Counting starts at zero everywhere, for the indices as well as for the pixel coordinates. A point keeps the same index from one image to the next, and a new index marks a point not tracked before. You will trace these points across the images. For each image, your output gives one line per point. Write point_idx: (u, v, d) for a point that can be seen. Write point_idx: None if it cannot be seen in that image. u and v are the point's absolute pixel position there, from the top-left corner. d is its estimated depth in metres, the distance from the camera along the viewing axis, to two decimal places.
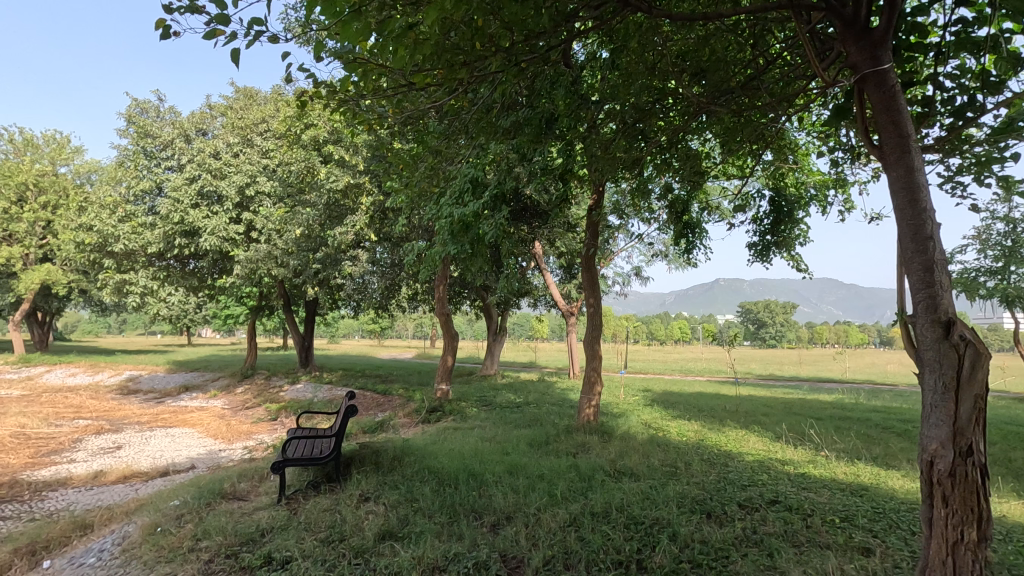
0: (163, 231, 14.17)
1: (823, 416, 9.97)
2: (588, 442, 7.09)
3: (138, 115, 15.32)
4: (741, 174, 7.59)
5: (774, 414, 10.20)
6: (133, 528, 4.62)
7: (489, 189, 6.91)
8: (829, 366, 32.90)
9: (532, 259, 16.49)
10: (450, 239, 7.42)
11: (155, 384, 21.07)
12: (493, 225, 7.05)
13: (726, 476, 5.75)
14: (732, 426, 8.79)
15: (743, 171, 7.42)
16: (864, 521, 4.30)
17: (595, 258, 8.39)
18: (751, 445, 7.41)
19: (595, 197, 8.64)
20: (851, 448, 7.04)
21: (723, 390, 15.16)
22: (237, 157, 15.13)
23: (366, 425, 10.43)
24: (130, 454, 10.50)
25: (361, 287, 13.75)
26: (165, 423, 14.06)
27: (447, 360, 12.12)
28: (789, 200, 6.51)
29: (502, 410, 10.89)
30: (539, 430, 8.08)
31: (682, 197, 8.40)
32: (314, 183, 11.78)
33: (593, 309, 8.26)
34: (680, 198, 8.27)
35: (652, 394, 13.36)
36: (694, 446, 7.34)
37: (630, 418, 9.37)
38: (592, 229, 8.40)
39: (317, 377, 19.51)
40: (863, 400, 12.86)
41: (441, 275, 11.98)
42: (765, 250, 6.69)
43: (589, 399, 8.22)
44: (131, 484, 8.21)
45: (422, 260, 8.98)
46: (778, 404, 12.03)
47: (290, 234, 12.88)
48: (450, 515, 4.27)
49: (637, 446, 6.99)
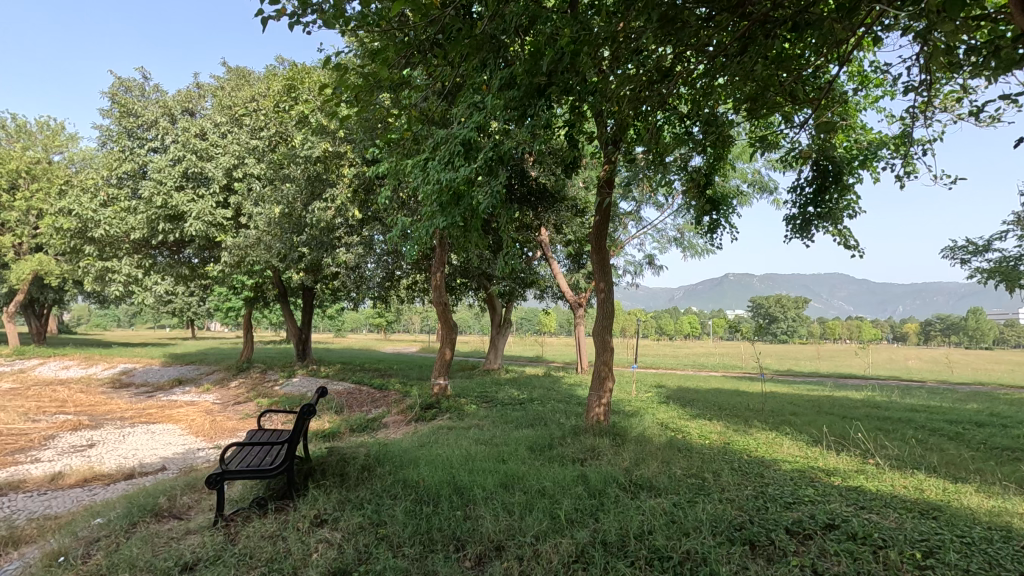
0: (146, 215, 13.33)
1: (859, 416, 8.97)
2: (599, 446, 6.14)
3: (122, 93, 14.53)
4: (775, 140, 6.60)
5: (804, 413, 9.22)
6: (40, 554, 3.75)
7: (483, 151, 5.94)
8: (847, 362, 31.70)
9: (538, 247, 15.64)
10: (437, 211, 6.52)
11: (148, 377, 20.36)
12: (487, 193, 6.06)
13: (764, 490, 4.80)
14: (760, 427, 7.82)
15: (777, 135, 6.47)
16: (954, 557, 3.37)
17: (607, 235, 7.35)
18: (786, 450, 6.46)
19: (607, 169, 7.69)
20: (903, 455, 6.07)
21: (741, 387, 14.19)
22: (224, 137, 14.29)
23: (354, 423, 9.54)
24: (103, 452, 9.75)
25: (354, 274, 12.89)
26: (150, 419, 13.30)
27: (445, 353, 11.21)
28: (837, 162, 5.48)
29: (504, 407, 9.99)
30: (543, 431, 7.16)
31: (705, 168, 7.45)
32: (295, 157, 10.90)
33: (604, 296, 7.32)
34: (703, 170, 7.33)
35: (667, 390, 12.45)
36: (720, 451, 6.38)
37: (645, 417, 8.43)
38: (604, 204, 7.38)
39: (313, 371, 18.70)
40: (895, 398, 11.83)
41: (438, 259, 11.04)
42: (806, 225, 5.69)
43: (598, 397, 7.22)
44: (89, 489, 7.37)
45: (411, 240, 8.08)
46: (805, 401, 11.04)
47: (275, 216, 12.00)
48: (424, 546, 3.37)
49: (654, 451, 6.04)
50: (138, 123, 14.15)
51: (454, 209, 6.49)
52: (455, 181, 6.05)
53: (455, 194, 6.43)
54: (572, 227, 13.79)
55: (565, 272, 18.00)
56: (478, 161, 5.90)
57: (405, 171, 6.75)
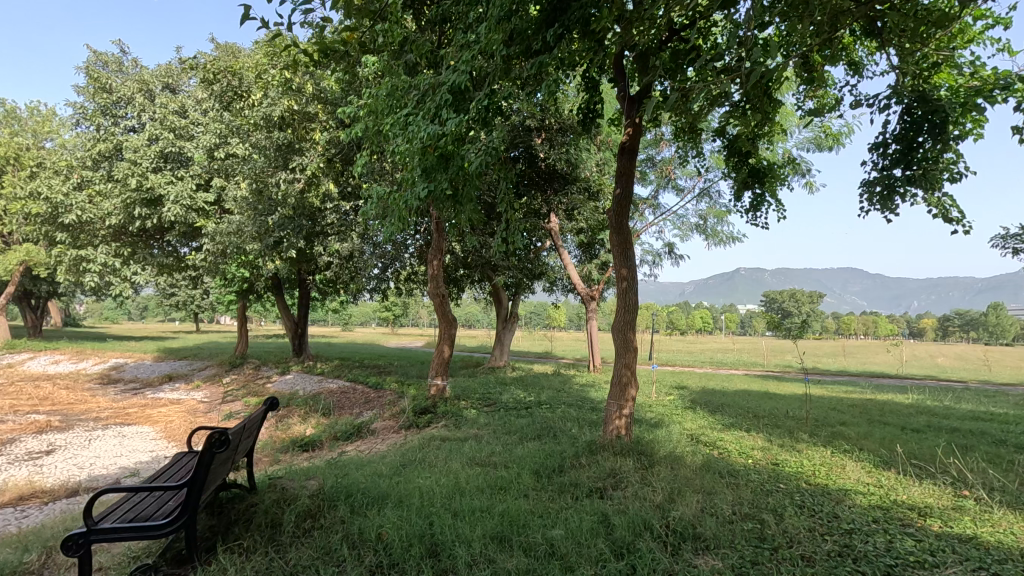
0: (121, 199, 12.26)
1: (922, 428, 7.68)
2: (620, 470, 4.93)
3: (99, 68, 13.63)
4: (864, 56, 5.41)
5: (855, 423, 7.92)
6: None
7: (475, 99, 4.76)
8: (871, 360, 30.09)
9: (547, 233, 14.44)
10: (420, 177, 5.34)
11: (138, 373, 19.44)
12: (481, 153, 4.89)
13: (849, 543, 3.57)
14: (810, 442, 6.56)
15: (869, 49, 5.29)
16: None
17: (628, 211, 6.14)
18: (854, 476, 5.23)
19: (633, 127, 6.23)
20: (1008, 487, 4.79)
21: (771, 388, 12.91)
22: (206, 115, 13.28)
23: (339, 431, 8.42)
24: (59, 461, 8.71)
25: (345, 263, 11.83)
26: (126, 420, 12.30)
27: (443, 351, 10.02)
28: (938, 106, 4.20)
29: (508, 413, 8.85)
30: (552, 447, 5.94)
31: (751, 122, 6.24)
32: (268, 125, 9.72)
33: (627, 282, 6.09)
34: (749, 119, 6.11)
35: (691, 392, 11.21)
36: (770, 477, 5.15)
37: (672, 428, 7.22)
38: (626, 173, 6.15)
39: (308, 368, 17.61)
40: (951, 403, 10.49)
41: (435, 244, 9.86)
42: (891, 195, 4.43)
43: (619, 407, 5.97)
44: (20, 509, 6.30)
45: (394, 219, 6.91)
46: (851, 407, 9.74)
47: (253, 197, 10.86)
48: None
49: (690, 478, 4.84)
50: (114, 99, 13.01)
51: (441, 174, 5.31)
52: (441, 138, 4.84)
53: (443, 155, 5.25)
54: (584, 214, 12.55)
55: (576, 262, 16.78)
56: (470, 112, 4.72)
57: (384, 132, 5.59)
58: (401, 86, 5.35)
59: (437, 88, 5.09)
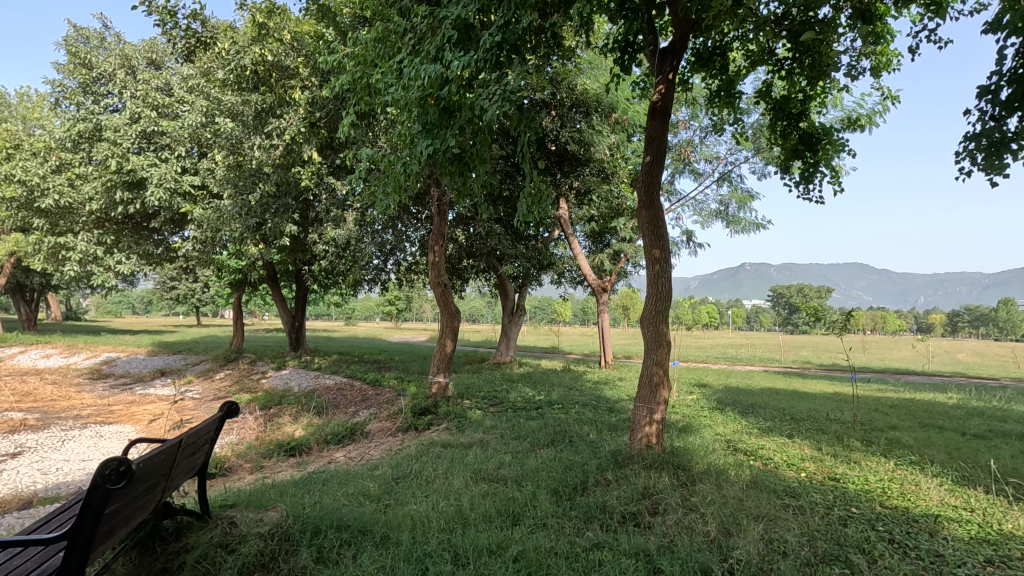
0: (100, 183, 11.43)
1: (985, 433, 6.78)
2: (657, 488, 4.08)
3: (79, 43, 12.86)
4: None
5: (908, 428, 7.02)
6: None
7: (483, 35, 3.90)
8: (887, 354, 28.97)
9: (556, 221, 13.52)
10: (420, 136, 4.47)
11: (130, 368, 18.66)
12: (494, 100, 4.00)
13: None
14: (868, 453, 5.65)
15: None
16: None
17: (659, 182, 5.24)
18: (937, 497, 4.34)
19: (667, 81, 5.26)
20: None
21: (798, 385, 11.99)
22: (192, 92, 12.42)
23: (329, 433, 7.57)
24: (23, 466, 7.88)
25: (339, 250, 10.96)
26: (109, 418, 11.54)
27: (445, 345, 9.15)
28: None
29: (516, 414, 7.99)
30: (572, 458, 5.07)
31: (807, 75, 5.33)
32: (252, 97, 8.87)
33: (659, 264, 5.20)
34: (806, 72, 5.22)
35: (714, 391, 10.32)
36: (836, 496, 4.28)
37: (704, 434, 6.31)
38: (657, 137, 5.24)
39: (305, 363, 16.79)
40: (1001, 404, 9.55)
41: (437, 229, 8.97)
42: (1003, 149, 3.53)
43: (649, 411, 5.09)
44: None
45: (386, 193, 6.04)
46: (895, 408, 8.81)
47: (240, 178, 10.03)
48: None
49: (743, 499, 3.99)
50: (93, 76, 12.29)
51: (444, 132, 4.43)
52: (441, 83, 3.97)
53: (445, 108, 4.38)
54: (597, 198, 11.67)
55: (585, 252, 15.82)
56: (481, 49, 3.86)
57: (375, 83, 4.72)
58: (395, 28, 4.50)
59: (437, 29, 4.24)
